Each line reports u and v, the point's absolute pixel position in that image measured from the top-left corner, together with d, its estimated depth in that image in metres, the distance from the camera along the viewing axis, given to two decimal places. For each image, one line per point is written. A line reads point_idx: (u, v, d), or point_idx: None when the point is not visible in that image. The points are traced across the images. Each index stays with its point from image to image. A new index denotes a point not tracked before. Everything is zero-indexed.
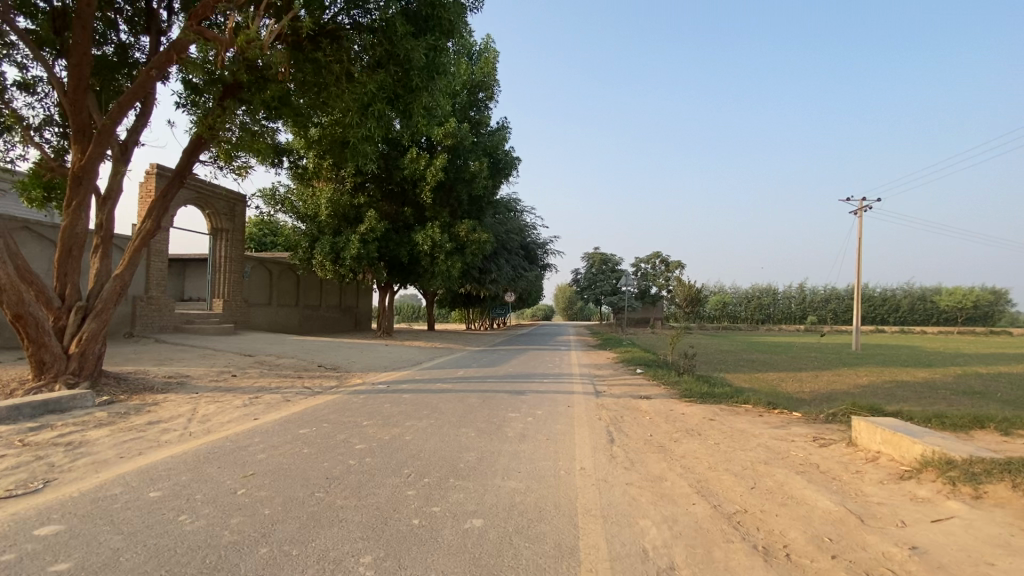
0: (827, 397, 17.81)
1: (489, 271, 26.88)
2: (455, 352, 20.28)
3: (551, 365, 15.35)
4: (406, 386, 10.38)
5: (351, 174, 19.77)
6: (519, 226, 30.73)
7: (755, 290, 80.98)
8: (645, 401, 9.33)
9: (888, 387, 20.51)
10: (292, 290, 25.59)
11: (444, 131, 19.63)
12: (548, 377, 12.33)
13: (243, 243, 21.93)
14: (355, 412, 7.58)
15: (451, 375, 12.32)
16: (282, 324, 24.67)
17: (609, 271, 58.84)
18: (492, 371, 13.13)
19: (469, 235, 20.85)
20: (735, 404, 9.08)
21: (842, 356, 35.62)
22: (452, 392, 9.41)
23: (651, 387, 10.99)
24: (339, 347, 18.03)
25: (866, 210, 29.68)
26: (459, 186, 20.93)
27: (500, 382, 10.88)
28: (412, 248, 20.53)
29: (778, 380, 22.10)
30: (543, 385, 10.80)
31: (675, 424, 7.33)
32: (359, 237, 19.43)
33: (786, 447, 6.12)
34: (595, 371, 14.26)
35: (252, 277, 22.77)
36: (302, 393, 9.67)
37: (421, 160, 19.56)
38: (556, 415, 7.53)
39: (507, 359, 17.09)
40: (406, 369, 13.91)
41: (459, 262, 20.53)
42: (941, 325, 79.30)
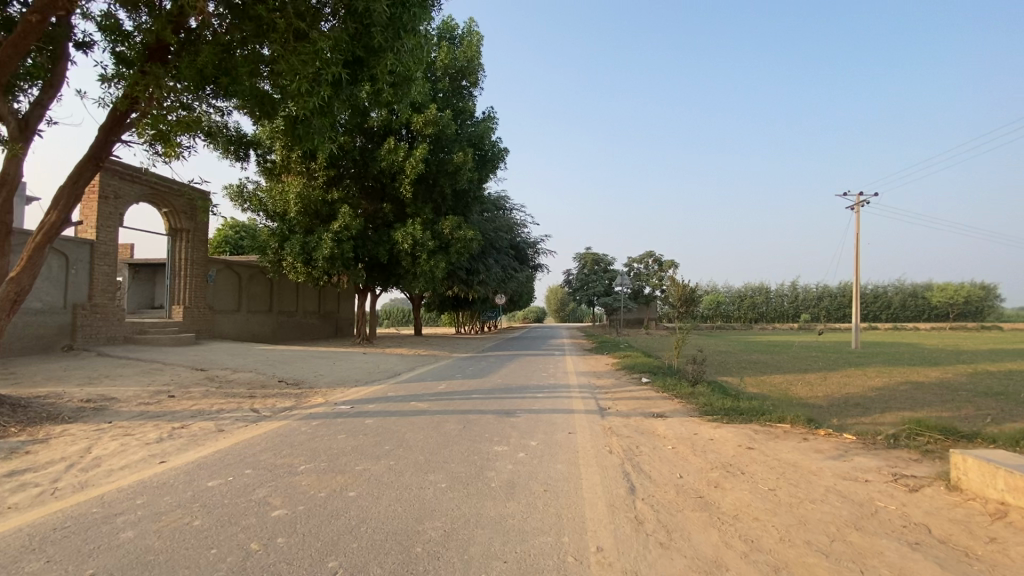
0: (845, 403, 16.32)
1: (477, 272, 25.14)
2: (441, 360, 18.57)
3: (545, 373, 13.73)
4: (374, 407, 8.71)
5: (323, 167, 18.02)
6: (508, 224, 29.10)
7: (747, 289, 80.05)
8: (660, 421, 7.71)
9: (905, 390, 19.09)
10: (265, 295, 23.77)
11: (424, 119, 17.92)
12: (542, 390, 10.69)
13: (207, 244, 20.11)
14: (296, 449, 5.92)
15: (431, 390, 10.64)
16: (254, 333, 22.81)
17: (601, 272, 57.34)
18: (478, 383, 11.46)
19: (454, 232, 19.20)
20: (768, 423, 7.51)
21: (844, 356, 34.33)
22: (427, 416, 7.75)
23: (663, 402, 9.39)
24: (311, 357, 16.25)
25: (865, 203, 30.24)
26: (443, 180, 19.20)
27: (486, 399, 9.22)
28: (392, 247, 18.76)
29: (787, 383, 20.64)
30: (536, 401, 9.16)
31: (707, 457, 5.73)
32: (331, 235, 17.65)
33: (867, 492, 4.55)
34: (594, 381, 12.64)
35: (218, 282, 20.93)
36: (243, 419, 7.96)
37: (399, 151, 17.84)
38: (555, 449, 5.89)
39: (497, 368, 15.43)
40: (380, 383, 12.19)
41: (444, 262, 18.82)
42: (934, 321, 78.75)
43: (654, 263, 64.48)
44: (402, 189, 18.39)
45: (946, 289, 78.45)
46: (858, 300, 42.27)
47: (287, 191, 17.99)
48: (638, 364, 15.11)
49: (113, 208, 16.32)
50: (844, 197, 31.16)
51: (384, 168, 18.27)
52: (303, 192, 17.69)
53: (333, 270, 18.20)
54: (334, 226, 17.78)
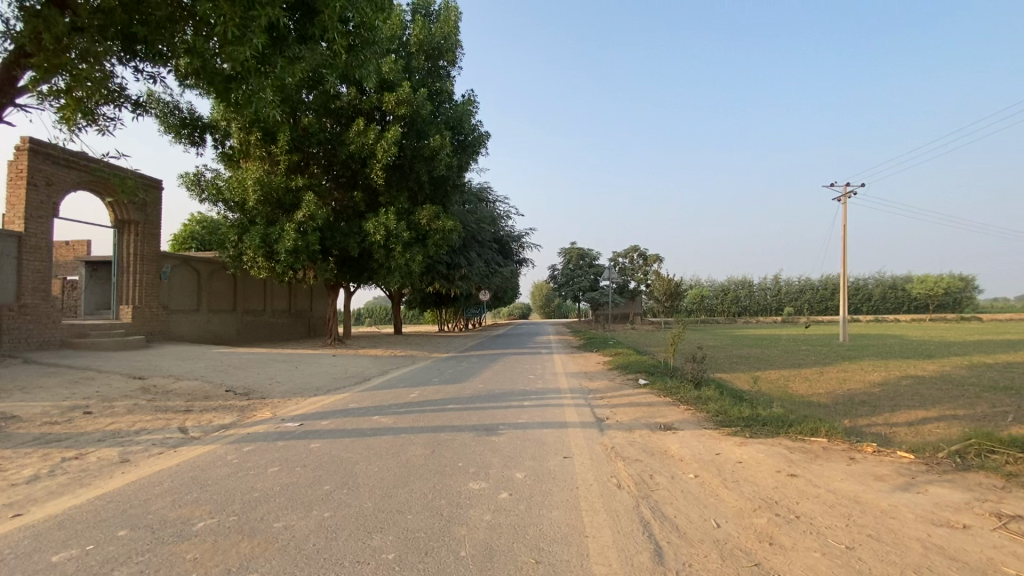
0: (850, 401, 15.31)
1: (458, 268, 23.69)
2: (420, 362, 17.12)
3: (531, 376, 12.40)
4: (328, 423, 7.26)
5: (285, 151, 16.42)
6: (491, 216, 27.68)
7: (731, 283, 79.81)
8: (672, 437, 6.39)
9: (907, 385, 18.20)
10: (228, 294, 22.02)
11: (397, 98, 16.45)
12: (529, 397, 9.32)
13: (160, 238, 18.31)
14: (205, 494, 4.46)
15: (401, 399, 9.19)
16: (216, 334, 21.06)
17: (586, 267, 56.23)
18: (456, 390, 10.05)
19: (431, 222, 17.81)
20: (801, 437, 6.26)
21: (834, 349, 33.72)
22: (389, 437, 6.33)
23: (669, 411, 8.07)
24: (274, 361, 14.71)
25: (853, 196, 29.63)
26: (418, 166, 17.74)
27: (464, 410, 7.85)
28: (363, 239, 17.22)
29: (784, 380, 19.63)
30: (522, 412, 7.78)
31: (745, 492, 4.43)
32: (295, 225, 16.07)
33: (980, 551, 3.32)
34: (586, 384, 11.32)
35: (174, 279, 19.13)
36: (161, 444, 6.43)
37: (369, 133, 16.37)
38: (548, 484, 4.54)
39: (481, 369, 14.08)
40: (345, 390, 10.69)
41: (420, 255, 17.35)
42: (914, 313, 79.53)
43: (639, 258, 63.66)
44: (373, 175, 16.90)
45: (925, 281, 79.11)
46: (845, 292, 41.76)
47: (245, 177, 16.35)
48: (631, 363, 13.86)
49: (45, 195, 14.46)
50: (832, 187, 30.47)
51: (353, 152, 16.76)
52: (263, 178, 16.09)
53: (298, 264, 16.61)
54: (297, 215, 16.22)
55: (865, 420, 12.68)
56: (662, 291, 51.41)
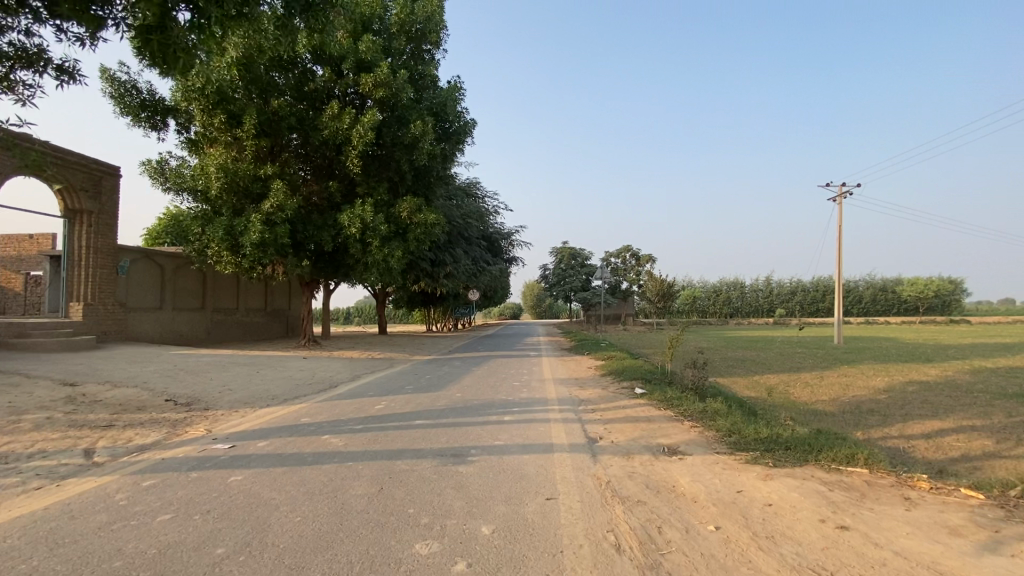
0: (859, 410, 14.30)
1: (443, 265, 22.47)
2: (398, 365, 15.89)
3: (516, 382, 11.22)
4: (266, 445, 6.03)
5: (251, 136, 15.09)
6: (480, 212, 26.46)
7: (723, 284, 79.24)
8: (681, 467, 5.24)
9: (914, 391, 17.25)
10: (195, 291, 20.59)
11: (374, 80, 15.24)
12: (511, 410, 8.14)
13: (117, 230, 16.88)
14: (52, 563, 3.24)
15: (363, 412, 7.96)
16: (182, 334, 19.64)
17: (578, 267, 55.11)
18: (428, 401, 8.84)
19: (411, 216, 16.59)
20: (836, 467, 5.15)
21: (830, 352, 32.86)
22: (333, 466, 5.13)
23: (672, 429, 6.93)
24: (236, 365, 13.39)
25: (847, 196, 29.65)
26: (398, 154, 16.49)
27: (431, 428, 6.64)
28: (337, 232, 15.93)
29: (785, 385, 18.62)
30: (501, 431, 6.59)
31: (788, 557, 3.30)
32: (262, 216, 14.77)
33: None
34: (577, 393, 10.15)
35: (133, 274, 17.69)
36: (48, 474, 5.18)
37: (344, 117, 15.13)
38: (522, 547, 3.36)
39: (462, 374, 12.88)
40: (304, 400, 9.43)
41: (400, 250, 16.11)
42: (904, 315, 79.44)
43: (632, 258, 62.70)
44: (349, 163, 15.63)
45: (916, 283, 79.08)
46: (840, 293, 41.00)
47: (207, 163, 14.99)
48: (626, 368, 12.71)
49: None
50: (827, 187, 30.79)
51: (326, 138, 15.49)
52: (226, 164, 14.74)
53: (265, 259, 15.27)
54: (264, 206, 14.91)
55: (879, 432, 11.64)
56: (654, 292, 50.40)
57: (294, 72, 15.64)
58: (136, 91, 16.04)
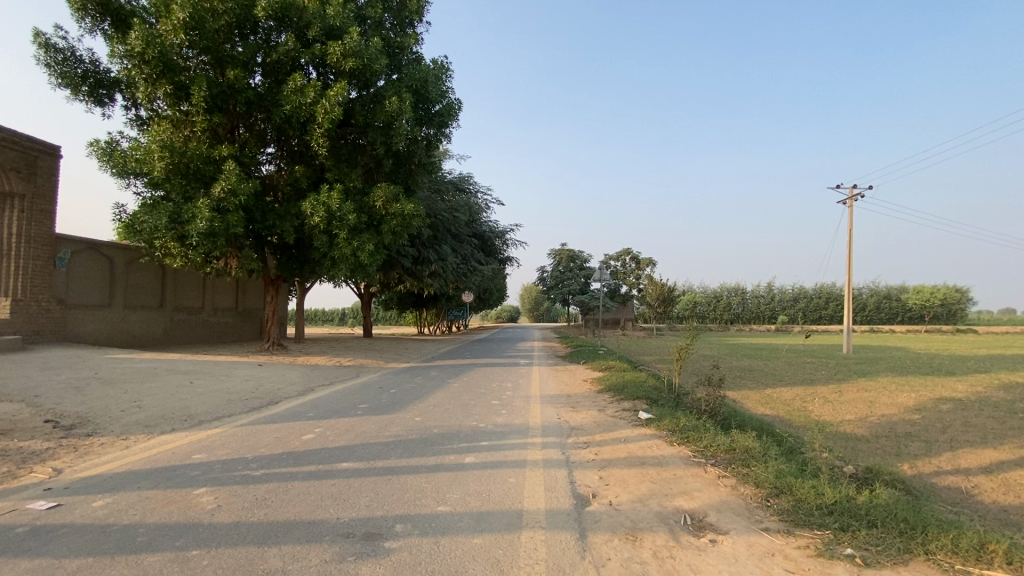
0: (895, 434, 12.39)
1: (427, 263, 20.62)
2: (366, 375, 13.95)
3: (495, 401, 9.28)
4: (104, 509, 4.13)
5: (203, 111, 13.26)
6: (471, 207, 24.64)
7: (724, 289, 77.42)
8: (719, 564, 3.32)
9: (950, 411, 15.29)
10: (153, 287, 18.64)
11: (343, 48, 13.41)
12: (478, 444, 6.20)
13: (55, 216, 14.97)
14: None
15: (282, 446, 6.04)
16: (135, 334, 17.68)
17: (576, 270, 53.13)
18: (375, 429, 6.91)
19: (386, 206, 14.79)
20: (966, 568, 3.26)
21: (841, 363, 30.96)
22: (168, 558, 3.26)
23: (694, 480, 5.00)
24: (171, 373, 11.46)
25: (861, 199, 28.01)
26: (371, 135, 14.66)
27: (356, 481, 4.69)
28: (301, 222, 14.06)
29: (804, 402, 16.72)
30: (453, 484, 4.66)
31: None
32: (210, 201, 12.89)
33: None
34: (568, 416, 8.23)
35: (76, 268, 15.76)
36: None
37: (308, 90, 13.29)
38: None
39: (434, 388, 10.95)
40: (223, 423, 7.46)
41: (371, 244, 14.22)
42: (909, 324, 77.64)
43: (632, 262, 60.84)
44: (315, 144, 13.81)
45: (921, 291, 77.30)
46: (849, 300, 39.13)
47: (150, 141, 13.15)
48: (627, 383, 10.75)
49: None
50: (837, 189, 29.19)
51: (289, 115, 13.67)
52: (171, 142, 12.90)
53: (215, 250, 13.40)
54: (214, 190, 13.06)
55: (929, 466, 9.72)
56: (654, 296, 48.53)
57: (254, 41, 13.83)
58: (78, 61, 14.23)
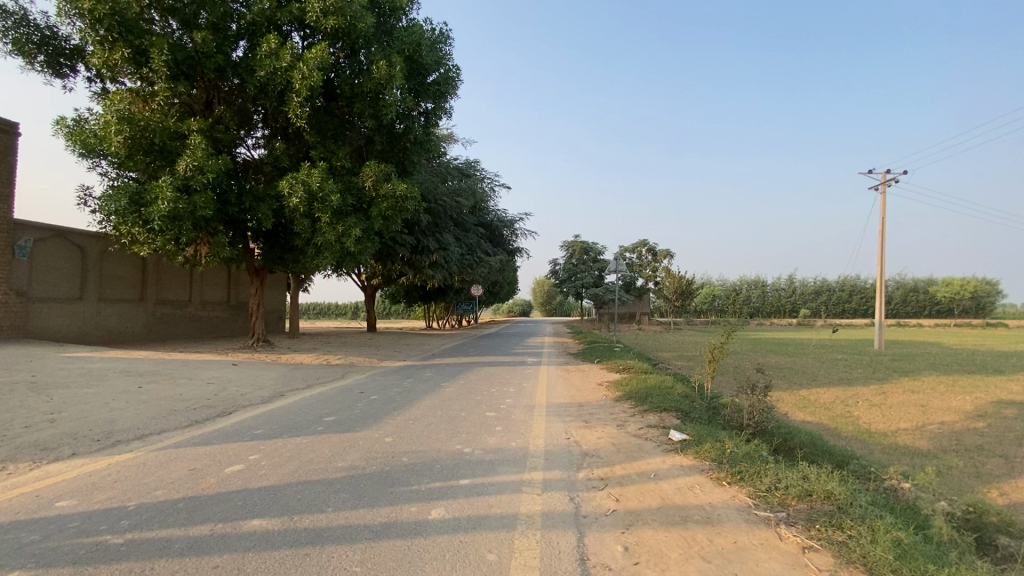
0: (966, 448, 10.53)
1: (428, 254, 19.07)
2: (352, 375, 12.42)
3: (490, 413, 7.64)
4: None
5: (167, 79, 11.81)
6: (477, 193, 23.04)
7: (743, 282, 74.83)
8: None
9: (1021, 418, 13.30)
10: (133, 279, 17.39)
11: (323, 5, 11.85)
12: (455, 482, 4.56)
13: (14, 201, 13.67)
14: None
15: (190, 487, 4.47)
16: (112, 330, 16.44)
17: (590, 263, 51.22)
18: (326, 457, 5.31)
19: (376, 187, 13.21)
20: None
21: (875, 359, 28.76)
22: None
23: (769, 558, 3.31)
24: (124, 375, 10.02)
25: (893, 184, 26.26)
26: (359, 106, 13.10)
27: (255, 562, 3.09)
28: (279, 205, 12.52)
29: (847, 406, 14.86)
30: (399, 571, 3.04)
31: None
32: (174, 180, 11.42)
33: None
34: (578, 435, 6.57)
35: (41, 258, 14.50)
36: None
37: (284, 53, 11.75)
38: None
39: (422, 393, 9.35)
40: (142, 446, 5.94)
41: (359, 228, 12.62)
42: (937, 317, 74.38)
43: (648, 254, 58.75)
44: (294, 116, 12.29)
45: (951, 284, 73.92)
46: (881, 293, 36.74)
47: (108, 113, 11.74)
48: (651, 390, 9.03)
49: None
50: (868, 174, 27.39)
51: (264, 82, 12.15)
52: (130, 113, 11.49)
53: (182, 236, 11.93)
54: (178, 167, 11.57)
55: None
56: (671, 290, 47.08)
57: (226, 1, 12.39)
58: (34, 29, 12.86)
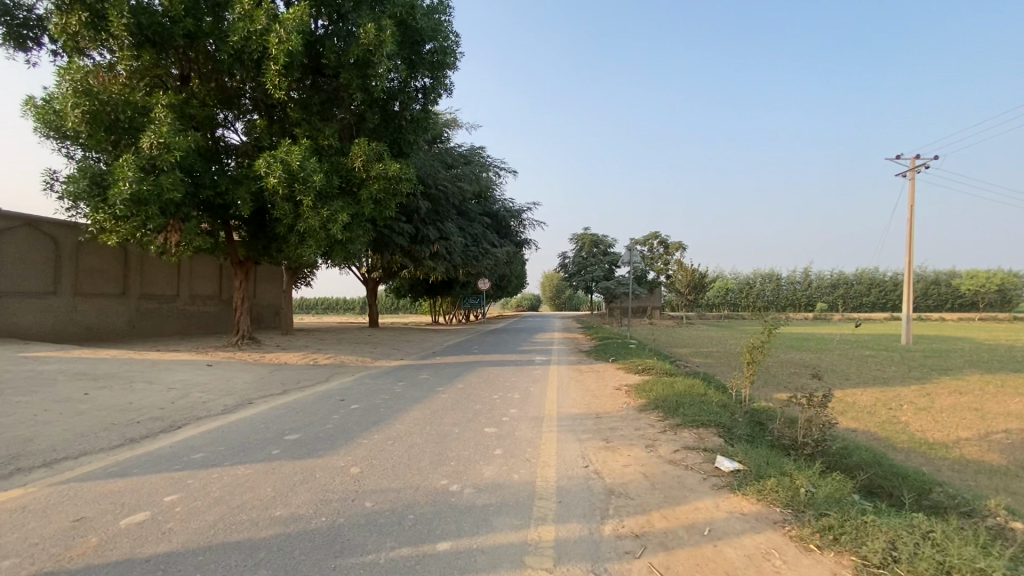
0: None
1: (428, 243, 17.78)
2: (340, 377, 11.13)
3: (489, 429, 6.26)
4: None
5: (131, 46, 10.56)
6: (481, 180, 21.70)
7: (757, 275, 72.71)
8: None
9: None
10: (114, 272, 16.23)
11: None
12: (431, 548, 3.21)
13: None
14: None
15: (56, 555, 3.14)
16: (90, 326, 15.31)
17: (600, 256, 49.53)
18: (265, 500, 3.96)
19: (366, 167, 11.92)
20: None
21: (906, 356, 26.99)
22: None
23: None
24: (75, 378, 8.78)
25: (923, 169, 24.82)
26: (346, 77, 11.79)
27: None
28: (257, 187, 11.25)
29: (891, 410, 13.31)
30: None
31: None
32: (138, 159, 10.16)
33: None
34: (599, 461, 5.18)
35: (9, 249, 13.36)
36: None
37: (259, 14, 10.44)
38: None
39: (412, 401, 8.01)
40: (41, 478, 4.62)
41: (346, 213, 11.32)
42: (960, 311, 71.77)
43: (659, 246, 56.94)
44: (272, 87, 11.00)
45: (975, 277, 71.16)
46: (908, 285, 34.74)
47: (66, 85, 10.50)
48: (681, 398, 7.64)
49: None
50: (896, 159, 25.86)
51: (239, 49, 10.87)
52: (90, 86, 10.34)
53: (148, 223, 10.68)
54: (142, 145, 10.35)
55: None
56: (684, 283, 45.33)
57: None
58: None
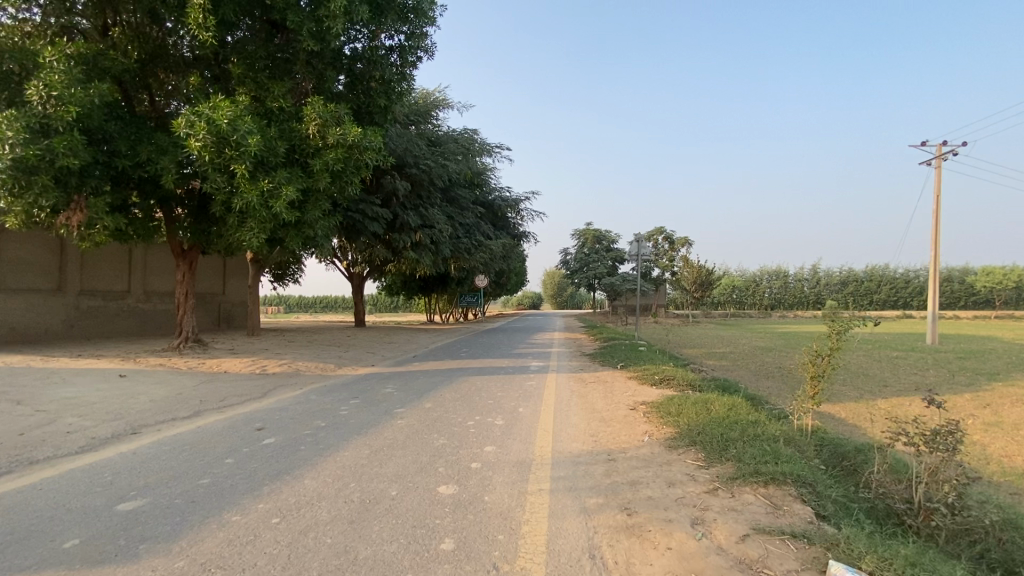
0: None
1: (409, 231, 15.70)
2: (286, 389, 8.96)
3: (446, 489, 4.06)
4: None
5: None
6: (472, 161, 19.66)
7: (764, 273, 70.30)
8: None
9: None
10: (46, 267, 14.12)
11: None
12: None
13: None
14: None
15: None
16: (16, 327, 13.19)
17: (603, 252, 47.38)
18: None
19: (322, 133, 9.78)
20: None
21: (938, 357, 24.65)
22: None
23: None
24: None
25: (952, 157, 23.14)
26: (295, 21, 9.75)
27: None
28: (184, 156, 9.08)
29: (959, 427, 11.03)
30: None
31: None
32: (17, 117, 7.90)
33: None
34: (622, 567, 2.99)
35: None
36: None
37: None
38: None
39: (354, 430, 5.82)
40: None
41: (293, 187, 9.19)
42: (977, 309, 69.15)
43: (664, 242, 54.85)
44: (199, 29, 8.90)
45: (992, 273, 68.53)
46: (934, 281, 32.32)
47: None
48: (726, 429, 5.45)
49: None
50: (923, 147, 24.24)
51: None
52: None
53: (41, 199, 8.48)
54: (29, 100, 8.19)
55: None
56: (689, 280, 43.19)
57: None
58: None
